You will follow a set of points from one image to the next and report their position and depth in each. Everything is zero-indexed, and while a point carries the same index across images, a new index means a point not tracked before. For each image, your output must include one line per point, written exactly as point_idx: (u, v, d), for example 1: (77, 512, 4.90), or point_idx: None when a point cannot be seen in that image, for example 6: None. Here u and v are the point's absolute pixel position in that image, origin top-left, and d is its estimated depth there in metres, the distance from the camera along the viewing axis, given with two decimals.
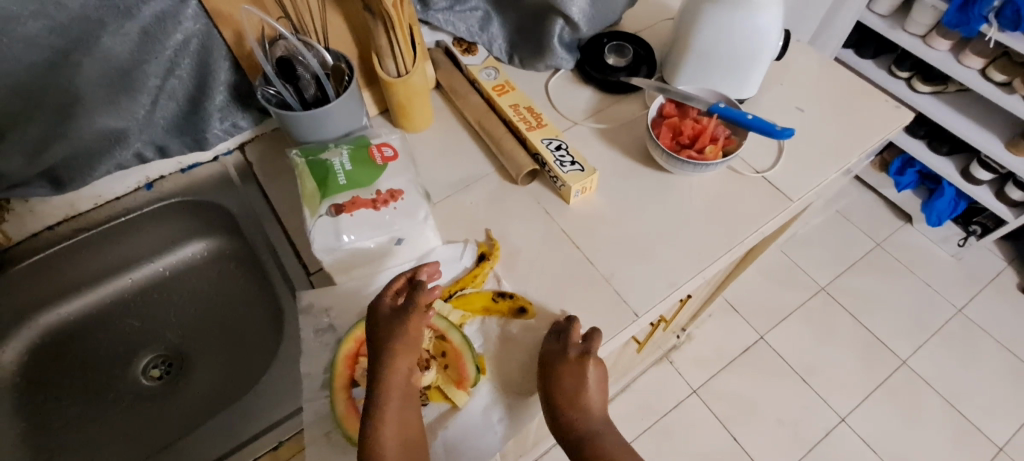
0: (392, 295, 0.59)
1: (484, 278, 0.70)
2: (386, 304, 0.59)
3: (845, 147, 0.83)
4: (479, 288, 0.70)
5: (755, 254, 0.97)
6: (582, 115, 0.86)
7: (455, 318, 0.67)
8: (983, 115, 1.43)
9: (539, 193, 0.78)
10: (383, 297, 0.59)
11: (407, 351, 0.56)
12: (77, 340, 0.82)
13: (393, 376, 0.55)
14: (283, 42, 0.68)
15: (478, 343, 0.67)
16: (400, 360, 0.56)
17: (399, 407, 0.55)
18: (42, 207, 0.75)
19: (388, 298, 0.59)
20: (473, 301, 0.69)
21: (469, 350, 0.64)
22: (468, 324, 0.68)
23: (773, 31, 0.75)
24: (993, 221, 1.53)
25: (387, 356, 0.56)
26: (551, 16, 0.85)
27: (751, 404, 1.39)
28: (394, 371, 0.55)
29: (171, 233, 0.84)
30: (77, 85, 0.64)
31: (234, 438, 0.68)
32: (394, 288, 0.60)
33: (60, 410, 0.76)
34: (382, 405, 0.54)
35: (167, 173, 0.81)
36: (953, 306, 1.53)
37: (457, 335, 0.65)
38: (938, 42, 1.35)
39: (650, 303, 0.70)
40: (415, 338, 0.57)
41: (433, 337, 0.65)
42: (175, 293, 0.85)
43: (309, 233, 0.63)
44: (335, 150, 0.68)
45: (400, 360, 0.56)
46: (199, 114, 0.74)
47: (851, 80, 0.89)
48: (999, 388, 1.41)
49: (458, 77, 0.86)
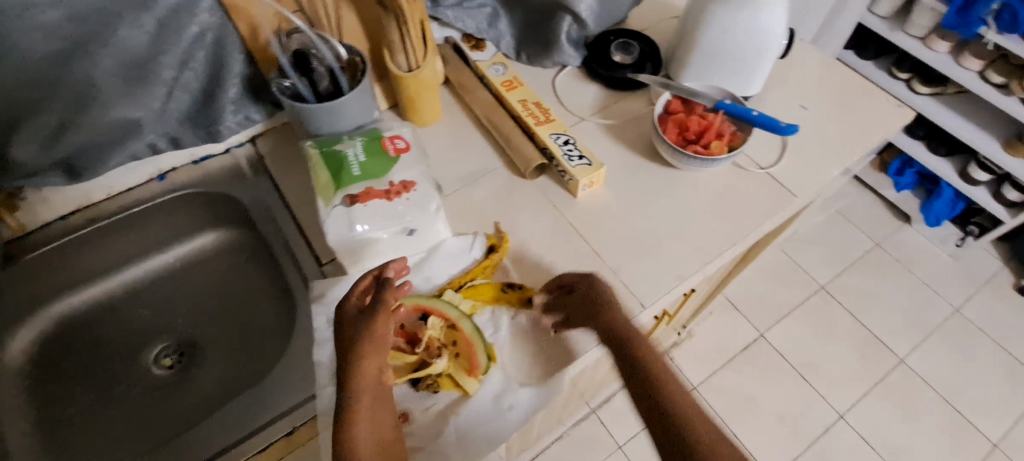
0: (358, 294, 0.60)
1: (493, 269, 0.72)
2: (353, 303, 0.59)
3: (847, 144, 0.84)
4: (488, 279, 0.71)
5: (757, 251, 0.98)
6: (589, 111, 0.88)
7: (466, 307, 0.69)
8: (981, 116, 1.45)
9: (547, 187, 0.80)
10: (350, 298, 0.59)
11: (375, 349, 0.55)
12: (88, 329, 0.82)
13: (360, 376, 0.54)
14: (298, 36, 0.69)
15: (488, 332, 0.68)
16: (367, 360, 0.55)
17: (368, 408, 0.54)
18: (56, 197, 0.75)
19: (353, 300, 0.59)
20: (483, 292, 0.70)
21: (480, 338, 0.65)
22: (478, 314, 0.69)
23: (777, 29, 0.76)
24: (989, 221, 1.57)
25: (354, 356, 0.54)
26: (559, 13, 0.87)
27: (750, 400, 1.40)
28: (360, 373, 0.54)
29: (182, 224, 0.85)
30: (95, 74, 0.65)
31: (248, 423, 0.69)
32: (360, 288, 0.60)
33: (72, 400, 0.77)
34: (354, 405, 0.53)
35: (180, 165, 0.82)
36: (951, 305, 1.54)
37: (469, 324, 0.66)
38: (937, 44, 1.37)
39: (657, 295, 0.71)
40: (382, 336, 0.56)
41: (444, 326, 0.66)
42: (186, 283, 0.86)
43: (324, 224, 0.65)
44: (349, 142, 0.70)
45: (368, 360, 0.55)
46: (213, 105, 0.75)
47: (853, 79, 0.91)
48: (995, 386, 1.43)
49: (466, 73, 0.88)
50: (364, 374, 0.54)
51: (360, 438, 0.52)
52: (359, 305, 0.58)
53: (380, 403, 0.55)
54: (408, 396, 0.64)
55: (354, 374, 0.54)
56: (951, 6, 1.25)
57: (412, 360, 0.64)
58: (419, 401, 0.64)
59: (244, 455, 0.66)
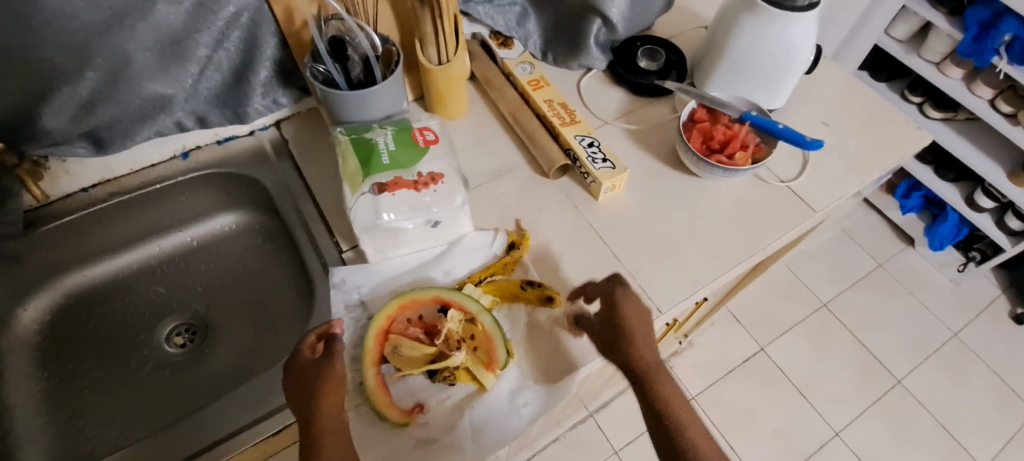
0: (308, 344, 0.61)
1: (515, 266, 0.72)
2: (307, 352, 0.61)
3: (866, 163, 0.85)
4: (509, 276, 0.71)
5: (764, 267, 0.99)
6: (613, 115, 0.88)
7: (486, 301, 0.69)
8: (991, 144, 1.45)
9: (569, 188, 0.80)
10: (301, 349, 0.61)
11: (336, 393, 0.59)
12: (101, 303, 0.82)
13: (324, 420, 0.57)
14: (337, 22, 0.69)
15: (506, 328, 0.69)
16: (329, 406, 0.58)
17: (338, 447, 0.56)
18: (79, 169, 0.75)
19: (304, 353, 0.61)
20: (504, 287, 0.70)
21: (500, 334, 0.65)
22: (497, 309, 0.70)
23: (805, 46, 0.77)
24: (992, 248, 1.57)
25: (314, 406, 0.57)
26: (589, 16, 0.87)
27: (747, 413, 1.41)
28: (323, 417, 0.57)
29: (202, 204, 0.85)
30: (130, 48, 0.65)
31: (263, 405, 0.67)
32: (311, 341, 0.62)
33: (83, 372, 0.77)
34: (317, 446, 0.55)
35: (203, 144, 0.82)
36: (950, 330, 1.55)
37: (490, 319, 0.66)
38: (951, 70, 1.38)
39: (673, 301, 0.72)
40: (340, 382, 0.59)
41: (464, 320, 0.66)
42: (202, 263, 0.86)
43: (350, 210, 0.66)
44: (379, 130, 0.70)
45: (329, 405, 0.58)
46: (243, 87, 0.75)
47: (875, 100, 0.92)
48: (988, 412, 1.44)
49: (493, 69, 0.88)
50: (328, 419, 0.57)
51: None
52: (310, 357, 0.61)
53: (346, 441, 0.57)
54: (424, 386, 0.64)
55: (318, 419, 0.57)
56: (967, 33, 1.26)
57: (430, 352, 0.64)
58: (435, 393, 0.64)
59: (247, 443, 0.64)
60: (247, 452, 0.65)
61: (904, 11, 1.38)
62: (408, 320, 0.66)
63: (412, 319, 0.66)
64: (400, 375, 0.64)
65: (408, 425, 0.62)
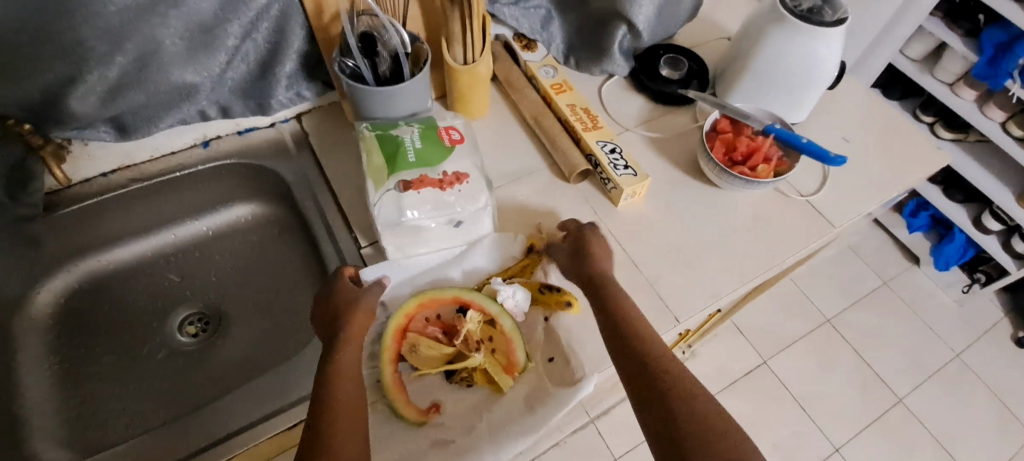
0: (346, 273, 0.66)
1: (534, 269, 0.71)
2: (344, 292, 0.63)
3: (886, 182, 0.85)
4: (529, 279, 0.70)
5: (770, 284, 0.97)
6: (633, 122, 0.88)
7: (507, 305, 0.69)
8: (1002, 166, 1.45)
9: (588, 194, 0.80)
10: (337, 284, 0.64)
11: (352, 350, 0.58)
12: (114, 289, 0.81)
13: (339, 386, 0.54)
14: (368, 18, 0.70)
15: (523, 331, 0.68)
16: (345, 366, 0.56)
17: (351, 406, 0.54)
18: (100, 153, 0.75)
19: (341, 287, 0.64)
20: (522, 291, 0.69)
21: (518, 336, 0.65)
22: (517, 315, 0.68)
23: (831, 62, 0.78)
24: (997, 270, 1.57)
25: (327, 386, 0.54)
26: (615, 22, 0.87)
27: (749, 426, 1.41)
28: (336, 391, 0.54)
29: (220, 193, 0.85)
30: (161, 35, 0.65)
31: (280, 397, 0.66)
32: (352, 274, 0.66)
33: (95, 358, 0.76)
34: (329, 420, 0.52)
35: (224, 134, 0.82)
36: (951, 350, 1.55)
37: (509, 322, 0.66)
38: (964, 92, 1.38)
39: (691, 311, 0.71)
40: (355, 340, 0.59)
41: (482, 321, 0.66)
42: (217, 252, 0.85)
43: (373, 206, 0.65)
44: (406, 127, 0.70)
45: (343, 366, 0.56)
46: (269, 78, 0.75)
47: (893, 118, 0.92)
48: (989, 434, 1.44)
49: (516, 71, 0.88)
50: (341, 377, 0.55)
51: (346, 442, 0.51)
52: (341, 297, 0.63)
53: (360, 425, 0.54)
54: (439, 387, 0.65)
55: (330, 394, 0.54)
56: (982, 55, 1.27)
57: (449, 351, 0.65)
58: (450, 394, 0.65)
59: (261, 437, 0.64)
60: (261, 446, 0.64)
61: (920, 31, 1.38)
62: (426, 319, 0.66)
63: (429, 318, 0.66)
64: (416, 374, 0.64)
65: (425, 424, 0.63)
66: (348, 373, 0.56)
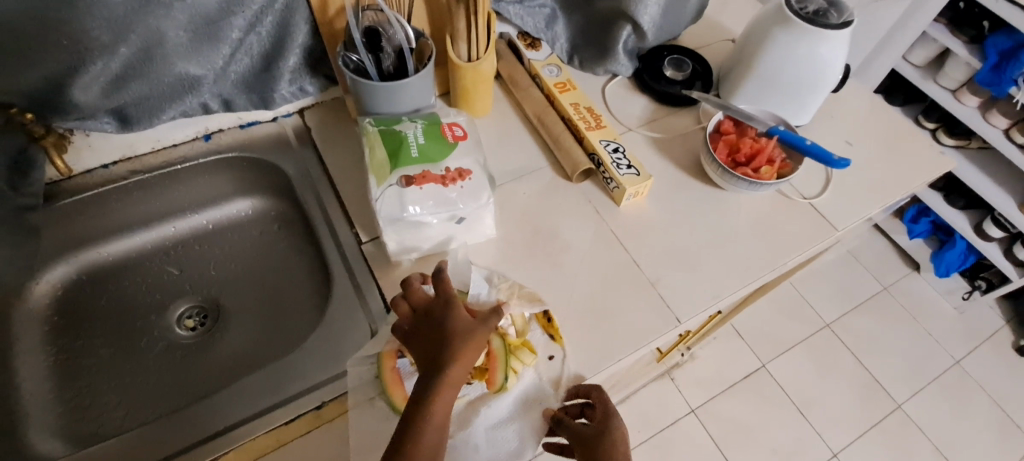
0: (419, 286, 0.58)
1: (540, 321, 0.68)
2: (459, 326, 0.54)
3: (890, 187, 0.85)
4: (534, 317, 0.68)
5: (772, 285, 0.96)
6: (637, 122, 0.88)
7: (520, 326, 0.66)
8: (1004, 174, 1.45)
9: (590, 193, 0.80)
10: (453, 312, 0.55)
11: (448, 398, 0.51)
12: (114, 281, 0.81)
13: (427, 426, 0.50)
14: (372, 13, 0.71)
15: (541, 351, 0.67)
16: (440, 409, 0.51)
17: (434, 435, 0.50)
18: (101, 143, 0.75)
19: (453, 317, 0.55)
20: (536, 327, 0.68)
21: (505, 353, 0.63)
22: (529, 332, 0.67)
23: (836, 64, 0.77)
24: (998, 277, 1.56)
25: (421, 422, 0.50)
26: (620, 23, 0.87)
27: (748, 429, 1.40)
28: (428, 431, 0.50)
29: (220, 187, 0.85)
30: (165, 26, 0.65)
31: (279, 392, 0.66)
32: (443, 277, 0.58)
33: (92, 350, 0.76)
34: (416, 442, 0.49)
35: (226, 128, 0.82)
36: (951, 357, 1.55)
37: (516, 348, 0.65)
38: (967, 98, 1.37)
39: (693, 312, 0.71)
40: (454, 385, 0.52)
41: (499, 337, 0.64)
42: (217, 246, 0.85)
43: (375, 202, 0.65)
44: (409, 123, 0.70)
45: (436, 417, 0.50)
46: (272, 72, 0.75)
47: (897, 123, 0.92)
48: (987, 442, 1.43)
49: (519, 69, 0.88)
50: (429, 431, 0.50)
51: None
52: (452, 330, 0.54)
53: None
54: None
55: (421, 430, 0.49)
56: (986, 63, 1.27)
57: None
58: None
59: (259, 430, 0.63)
60: (259, 440, 0.63)
61: (923, 37, 1.38)
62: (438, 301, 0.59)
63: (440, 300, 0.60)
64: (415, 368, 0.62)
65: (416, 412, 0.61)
66: (438, 426, 0.50)
